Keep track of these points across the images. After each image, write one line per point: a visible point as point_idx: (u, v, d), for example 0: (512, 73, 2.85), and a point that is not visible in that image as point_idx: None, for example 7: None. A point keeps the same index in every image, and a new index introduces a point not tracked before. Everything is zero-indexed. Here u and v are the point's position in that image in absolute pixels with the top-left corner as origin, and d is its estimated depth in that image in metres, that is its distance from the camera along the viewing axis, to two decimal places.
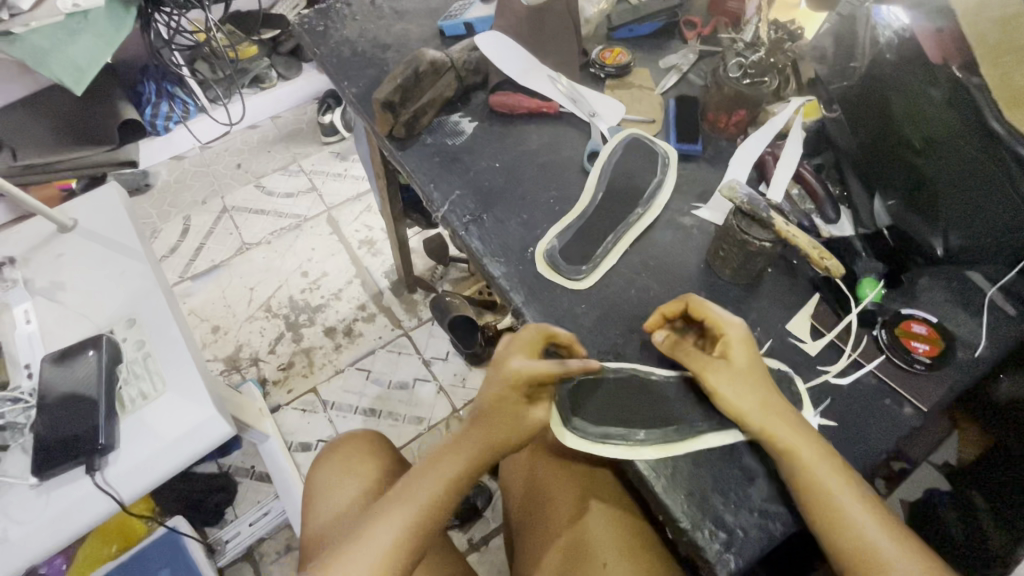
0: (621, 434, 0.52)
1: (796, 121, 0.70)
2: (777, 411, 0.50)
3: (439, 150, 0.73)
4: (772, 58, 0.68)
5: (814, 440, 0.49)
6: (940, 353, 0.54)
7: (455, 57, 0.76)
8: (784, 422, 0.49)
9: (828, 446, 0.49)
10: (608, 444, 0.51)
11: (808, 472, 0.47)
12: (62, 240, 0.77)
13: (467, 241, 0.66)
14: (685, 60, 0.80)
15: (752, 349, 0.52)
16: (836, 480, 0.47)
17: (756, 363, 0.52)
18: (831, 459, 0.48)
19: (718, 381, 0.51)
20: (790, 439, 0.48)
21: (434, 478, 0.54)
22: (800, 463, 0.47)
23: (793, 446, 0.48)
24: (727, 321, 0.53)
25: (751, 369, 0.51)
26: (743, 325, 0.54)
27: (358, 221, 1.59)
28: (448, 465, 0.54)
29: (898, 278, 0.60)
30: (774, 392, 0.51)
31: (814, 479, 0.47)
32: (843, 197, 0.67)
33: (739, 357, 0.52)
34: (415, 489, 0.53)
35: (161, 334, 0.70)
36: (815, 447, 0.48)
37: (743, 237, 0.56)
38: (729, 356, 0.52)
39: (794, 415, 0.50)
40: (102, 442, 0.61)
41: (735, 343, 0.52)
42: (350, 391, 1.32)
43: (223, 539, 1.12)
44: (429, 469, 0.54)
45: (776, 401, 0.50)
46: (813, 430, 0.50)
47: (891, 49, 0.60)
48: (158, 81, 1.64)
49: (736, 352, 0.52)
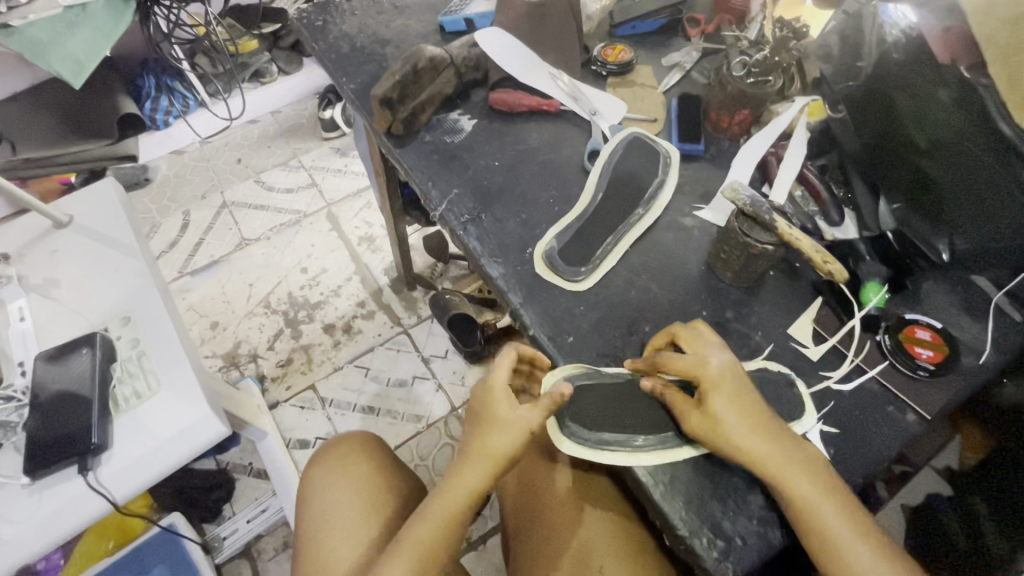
0: (618, 440, 0.51)
1: (800, 121, 0.68)
2: (764, 447, 0.47)
3: (438, 147, 0.72)
4: (777, 57, 0.67)
5: (797, 456, 0.47)
6: (944, 359, 0.53)
7: (455, 53, 0.75)
8: (773, 452, 0.46)
9: (812, 460, 0.47)
10: (606, 450, 0.50)
11: (798, 499, 0.45)
12: (57, 236, 0.76)
13: (465, 240, 0.65)
14: (688, 58, 0.79)
15: (736, 387, 0.48)
16: (830, 506, 0.45)
17: (739, 405, 0.48)
18: (825, 483, 0.46)
19: (696, 427, 0.48)
20: (779, 469, 0.46)
21: (433, 518, 0.51)
22: (790, 491, 0.45)
23: (772, 465, 0.46)
24: (702, 364, 0.49)
25: (731, 413, 0.47)
26: (722, 363, 0.49)
27: (358, 217, 1.58)
28: (446, 502, 0.51)
29: (903, 282, 0.59)
30: (765, 430, 0.47)
31: (805, 508, 0.45)
32: (847, 199, 0.65)
33: (716, 403, 0.47)
34: (417, 528, 0.51)
35: (155, 332, 0.69)
36: (806, 472, 0.46)
37: (744, 240, 0.55)
38: (705, 402, 0.48)
39: (787, 442, 0.47)
40: (94, 442, 0.60)
41: (711, 387, 0.48)
42: (349, 388, 1.31)
43: (219, 536, 1.13)
44: (427, 508, 0.52)
45: (763, 440, 0.47)
46: (807, 451, 0.47)
47: (898, 48, 0.59)
48: (158, 76, 1.62)
49: (712, 398, 0.48)
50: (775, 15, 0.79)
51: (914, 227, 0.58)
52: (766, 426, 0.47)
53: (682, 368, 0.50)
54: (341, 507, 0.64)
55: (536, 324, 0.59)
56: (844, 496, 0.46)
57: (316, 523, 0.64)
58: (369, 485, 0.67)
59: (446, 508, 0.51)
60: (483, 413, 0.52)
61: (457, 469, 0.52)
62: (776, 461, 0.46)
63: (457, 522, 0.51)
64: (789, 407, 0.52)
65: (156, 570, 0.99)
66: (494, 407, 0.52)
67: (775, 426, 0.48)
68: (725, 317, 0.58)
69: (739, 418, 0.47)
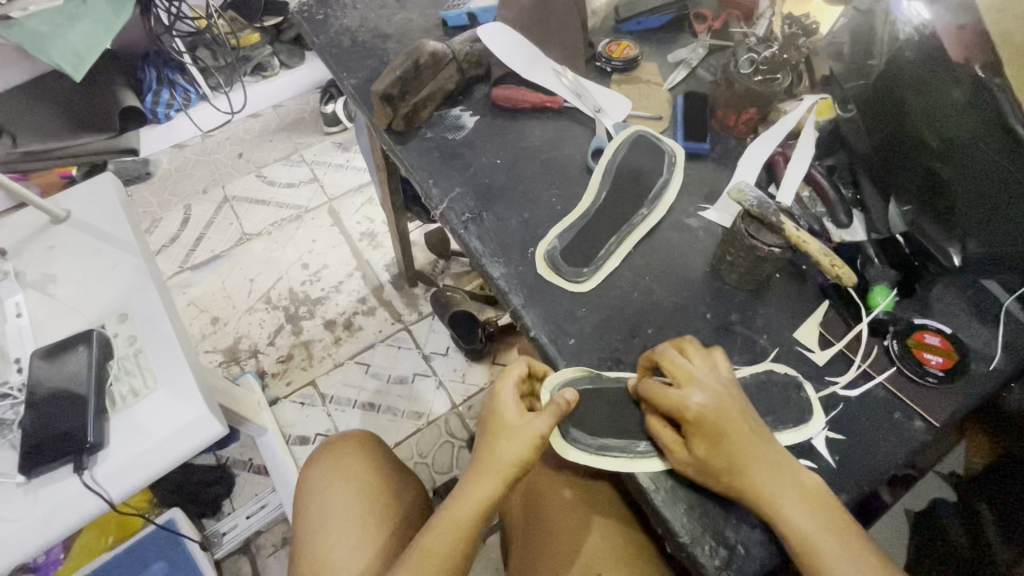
0: (620, 446, 0.50)
1: (808, 121, 0.66)
2: (757, 483, 0.45)
3: (439, 144, 0.71)
4: (786, 55, 0.66)
5: (789, 480, 0.45)
6: (954, 366, 0.52)
7: (456, 49, 0.74)
8: (769, 487, 0.45)
9: (806, 484, 0.46)
10: (606, 456, 0.50)
11: (797, 531, 0.44)
12: (55, 232, 0.75)
13: (466, 240, 0.64)
14: (695, 54, 0.78)
15: (726, 428, 0.45)
16: (830, 539, 0.44)
17: (726, 448, 0.45)
18: (826, 513, 0.45)
19: (682, 465, 0.47)
20: (776, 503, 0.45)
21: (444, 532, 0.49)
22: (789, 524, 0.44)
23: (765, 491, 0.45)
24: (686, 405, 0.46)
25: (717, 457, 0.45)
26: (710, 403, 0.46)
27: (359, 213, 1.57)
28: (457, 514, 0.49)
29: (912, 287, 0.57)
30: (761, 466, 0.45)
31: (804, 541, 0.44)
32: (855, 200, 0.63)
33: (701, 446, 0.45)
34: (427, 543, 0.49)
35: (154, 329, 0.68)
36: (805, 505, 0.45)
37: (750, 242, 0.53)
38: (691, 443, 0.46)
39: (786, 473, 0.46)
40: (90, 441, 0.60)
41: (696, 429, 0.46)
42: (349, 385, 1.31)
43: (219, 531, 1.12)
44: (436, 521, 0.50)
45: (754, 469, 0.45)
46: (810, 480, 0.46)
47: (911, 46, 0.57)
48: (159, 69, 1.62)
49: (697, 441, 0.46)
50: (784, 11, 0.77)
51: (924, 230, 0.57)
52: (760, 464, 0.45)
53: (667, 406, 0.47)
54: (343, 512, 0.63)
55: (539, 325, 0.58)
56: (846, 525, 0.45)
57: (316, 528, 0.63)
58: (370, 489, 0.66)
59: (457, 522, 0.49)
60: (492, 423, 0.51)
61: (466, 481, 0.50)
62: (774, 491, 0.45)
63: (470, 534, 0.50)
64: (793, 413, 0.51)
65: (156, 566, 0.99)
66: (502, 418, 0.50)
67: (772, 457, 0.46)
68: (730, 320, 0.57)
69: (725, 460, 0.45)
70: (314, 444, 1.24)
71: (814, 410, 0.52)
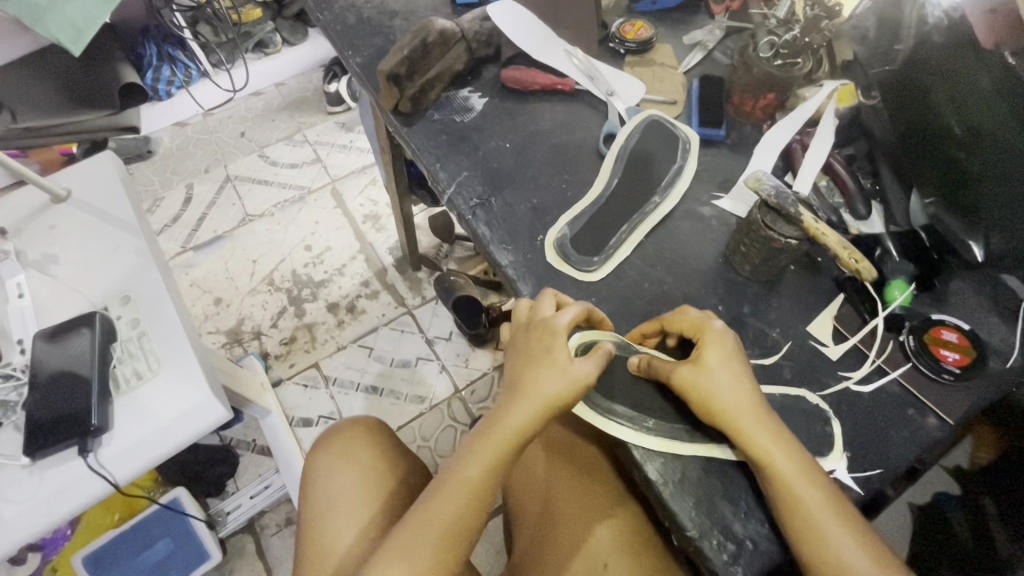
0: (627, 417, 0.49)
1: (829, 106, 0.64)
2: (754, 415, 0.46)
3: (447, 127, 0.70)
4: (807, 38, 0.63)
5: (771, 428, 0.46)
6: (971, 363, 0.51)
7: (466, 27, 0.72)
8: (761, 425, 0.46)
9: (789, 437, 0.46)
10: (614, 422, 0.49)
11: (777, 476, 0.44)
12: (54, 211, 0.74)
13: (473, 225, 0.62)
14: (711, 36, 0.75)
15: (735, 354, 0.48)
16: (811, 489, 0.44)
17: (731, 370, 0.47)
18: (807, 466, 0.45)
19: (684, 381, 0.47)
20: (763, 441, 0.45)
21: (480, 459, 0.48)
22: (773, 469, 0.44)
23: (747, 432, 0.45)
24: (707, 323, 0.49)
25: (724, 376, 0.47)
26: (725, 329, 0.49)
27: (362, 194, 1.56)
28: (494, 442, 0.49)
29: (931, 282, 0.56)
30: (758, 410, 0.46)
31: (783, 486, 0.44)
32: (874, 191, 0.61)
33: (711, 359, 0.47)
34: (463, 468, 0.49)
35: (156, 312, 0.67)
36: (789, 452, 0.45)
37: (766, 233, 0.52)
38: (699, 359, 0.48)
39: (774, 423, 0.46)
40: (94, 424, 0.59)
41: (711, 349, 0.48)
42: (351, 367, 1.31)
43: (224, 511, 1.13)
44: (472, 448, 0.49)
45: (748, 405, 0.46)
46: (793, 439, 0.46)
47: (939, 31, 0.55)
48: (159, 44, 1.57)
49: (708, 356, 0.48)
50: None
51: (947, 224, 0.55)
52: (755, 400, 0.47)
53: (686, 325, 0.50)
54: (346, 502, 0.63)
55: None
56: (826, 485, 0.45)
57: (323, 511, 0.63)
58: (378, 478, 0.65)
59: (495, 453, 0.48)
60: (540, 355, 0.50)
61: (508, 411, 0.49)
62: (767, 441, 0.45)
63: (502, 465, 0.49)
64: (803, 407, 0.51)
65: (161, 542, 1.03)
66: (553, 350, 0.49)
67: (763, 404, 0.47)
68: (742, 312, 0.56)
69: (730, 381, 0.47)
70: (317, 426, 1.25)
71: (824, 409, 0.51)
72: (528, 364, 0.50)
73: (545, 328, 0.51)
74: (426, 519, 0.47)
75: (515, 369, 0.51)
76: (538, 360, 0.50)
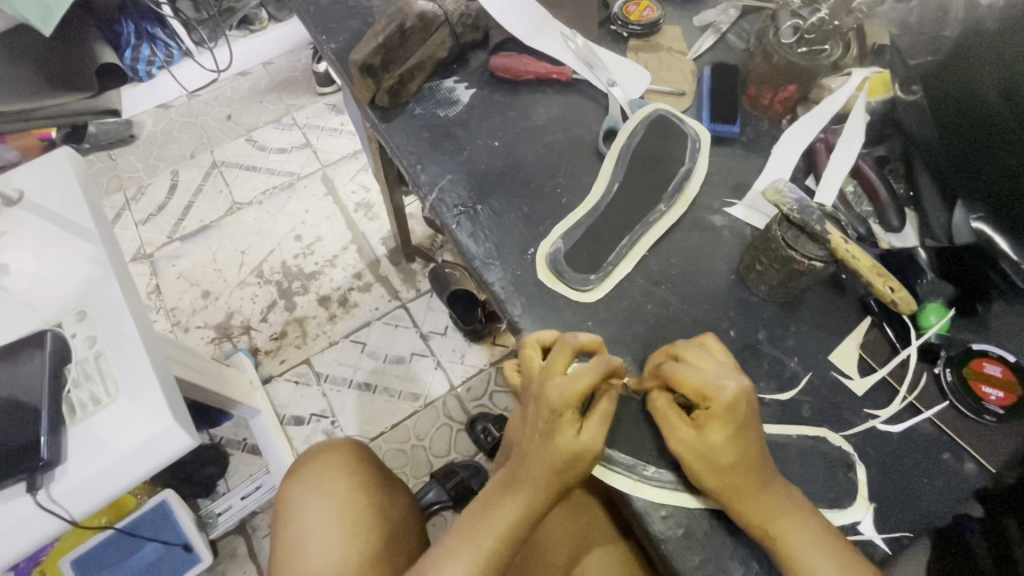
0: (627, 465, 0.45)
1: (859, 100, 0.57)
2: (758, 479, 0.41)
3: (429, 122, 0.62)
4: (838, 22, 0.55)
5: (779, 492, 0.41)
6: (1017, 403, 0.45)
7: (450, 8, 0.64)
8: (763, 489, 0.41)
9: (802, 499, 0.42)
10: (615, 472, 0.44)
11: (786, 543, 0.40)
12: (5, 215, 0.68)
13: (457, 236, 0.56)
14: (725, 17, 0.67)
15: (746, 421, 0.40)
16: (828, 560, 0.39)
17: (740, 437, 0.40)
18: (809, 523, 0.40)
19: (681, 446, 0.42)
20: (767, 499, 0.41)
21: (493, 524, 0.44)
22: (773, 532, 0.40)
23: (748, 498, 0.41)
24: (718, 388, 0.40)
25: (728, 450, 0.40)
26: (741, 389, 0.40)
27: (354, 181, 1.48)
28: (504, 507, 0.44)
29: (973, 305, 0.49)
30: (766, 477, 0.41)
31: (785, 548, 0.40)
32: (908, 197, 0.55)
33: (716, 428, 0.40)
34: (472, 535, 0.44)
35: (114, 329, 0.62)
36: (797, 515, 0.41)
37: (787, 252, 0.46)
38: (704, 426, 0.41)
39: (777, 484, 0.41)
40: (44, 458, 0.55)
41: (718, 415, 0.40)
42: (344, 363, 1.26)
43: (214, 513, 1.09)
44: (482, 514, 0.45)
45: (748, 475, 0.40)
46: (808, 501, 0.42)
47: (993, 13, 0.47)
48: (137, 22, 1.45)
49: (713, 427, 0.40)
50: None
51: (998, 244, 0.47)
52: (760, 467, 0.40)
53: (692, 386, 0.41)
54: (319, 539, 0.58)
55: None
56: (849, 556, 0.40)
57: (294, 551, 0.58)
58: (362, 530, 0.59)
59: (507, 521, 0.44)
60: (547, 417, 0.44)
61: (520, 475, 0.45)
62: (767, 503, 0.41)
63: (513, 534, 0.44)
64: (824, 449, 0.46)
65: (149, 547, 0.99)
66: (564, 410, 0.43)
67: (768, 462, 0.42)
68: (756, 338, 0.50)
69: (736, 452, 0.40)
70: (309, 425, 1.21)
71: (848, 452, 0.46)
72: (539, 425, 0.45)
73: (548, 386, 0.44)
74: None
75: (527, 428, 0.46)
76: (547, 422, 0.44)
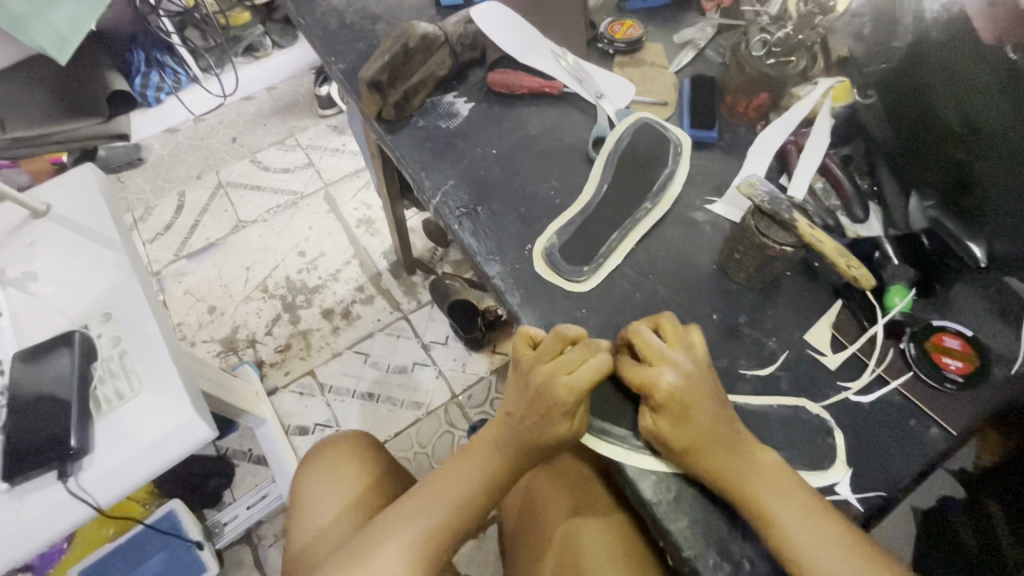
0: (618, 436, 0.49)
1: (824, 105, 0.62)
2: (728, 453, 0.44)
3: (431, 133, 0.68)
4: (800, 35, 0.62)
5: (754, 462, 0.44)
6: (973, 372, 0.49)
7: (450, 31, 0.70)
8: (733, 460, 0.44)
9: (778, 461, 0.45)
10: (607, 442, 0.48)
11: (760, 503, 0.43)
12: (33, 226, 0.72)
13: (460, 235, 0.61)
14: (702, 34, 0.73)
15: (685, 407, 0.45)
16: (794, 513, 0.43)
17: (694, 424, 0.45)
18: (784, 484, 0.44)
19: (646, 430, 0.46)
20: (742, 464, 0.44)
21: (481, 464, 0.51)
22: (750, 499, 0.43)
23: (717, 471, 0.44)
24: (655, 380, 0.45)
25: (678, 436, 0.45)
26: (677, 381, 0.45)
27: (356, 199, 1.54)
28: (490, 450, 0.51)
29: (931, 287, 0.54)
30: (733, 451, 0.45)
31: (762, 508, 0.43)
32: (872, 191, 0.59)
33: (667, 419, 0.45)
34: (460, 472, 0.51)
35: (138, 330, 0.66)
36: (773, 478, 0.44)
37: (760, 240, 0.50)
38: (657, 415, 0.45)
39: (752, 452, 0.45)
40: (73, 447, 0.58)
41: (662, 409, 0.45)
42: (348, 374, 1.29)
43: (221, 522, 1.11)
44: (473, 457, 0.52)
45: (716, 452, 0.44)
46: (784, 463, 0.45)
47: (938, 26, 0.53)
48: (147, 49, 1.55)
49: (663, 419, 0.45)
50: None
51: (947, 228, 0.53)
52: (723, 443, 0.44)
53: (636, 381, 0.46)
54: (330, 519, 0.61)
55: (535, 325, 0.55)
56: (819, 507, 0.43)
57: (306, 534, 0.61)
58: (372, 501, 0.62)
59: (489, 468, 0.51)
60: (533, 397, 0.48)
61: (503, 430, 0.51)
62: (741, 468, 0.44)
63: (496, 476, 0.51)
64: (802, 419, 0.50)
65: (156, 557, 1.00)
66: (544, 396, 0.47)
67: (741, 433, 0.45)
68: (737, 322, 0.55)
69: (691, 437, 0.44)
70: (314, 434, 1.23)
71: (825, 420, 0.50)
72: (522, 396, 0.50)
73: (531, 377, 0.49)
74: (412, 524, 0.49)
75: (511, 399, 0.52)
76: (531, 402, 0.49)
